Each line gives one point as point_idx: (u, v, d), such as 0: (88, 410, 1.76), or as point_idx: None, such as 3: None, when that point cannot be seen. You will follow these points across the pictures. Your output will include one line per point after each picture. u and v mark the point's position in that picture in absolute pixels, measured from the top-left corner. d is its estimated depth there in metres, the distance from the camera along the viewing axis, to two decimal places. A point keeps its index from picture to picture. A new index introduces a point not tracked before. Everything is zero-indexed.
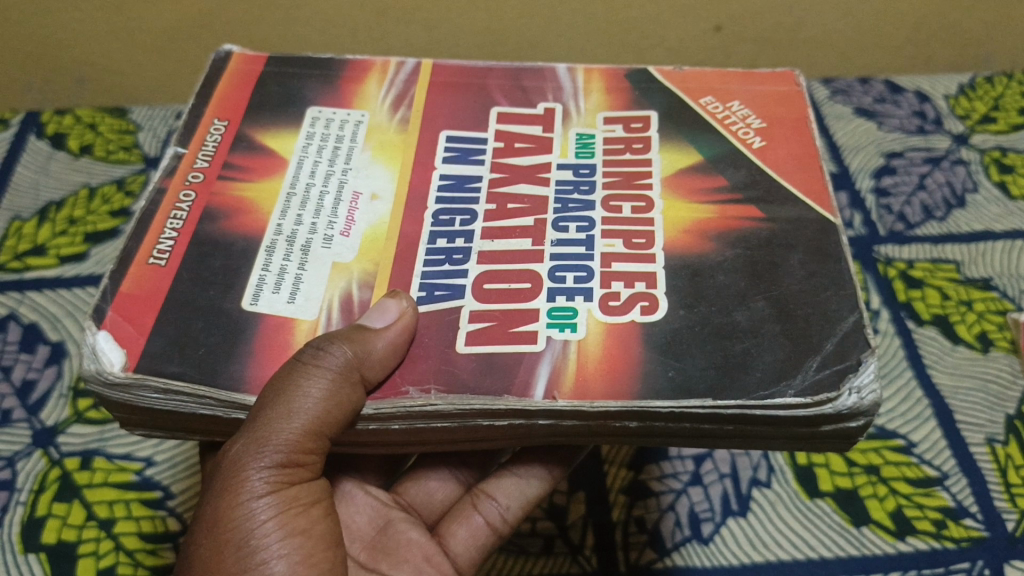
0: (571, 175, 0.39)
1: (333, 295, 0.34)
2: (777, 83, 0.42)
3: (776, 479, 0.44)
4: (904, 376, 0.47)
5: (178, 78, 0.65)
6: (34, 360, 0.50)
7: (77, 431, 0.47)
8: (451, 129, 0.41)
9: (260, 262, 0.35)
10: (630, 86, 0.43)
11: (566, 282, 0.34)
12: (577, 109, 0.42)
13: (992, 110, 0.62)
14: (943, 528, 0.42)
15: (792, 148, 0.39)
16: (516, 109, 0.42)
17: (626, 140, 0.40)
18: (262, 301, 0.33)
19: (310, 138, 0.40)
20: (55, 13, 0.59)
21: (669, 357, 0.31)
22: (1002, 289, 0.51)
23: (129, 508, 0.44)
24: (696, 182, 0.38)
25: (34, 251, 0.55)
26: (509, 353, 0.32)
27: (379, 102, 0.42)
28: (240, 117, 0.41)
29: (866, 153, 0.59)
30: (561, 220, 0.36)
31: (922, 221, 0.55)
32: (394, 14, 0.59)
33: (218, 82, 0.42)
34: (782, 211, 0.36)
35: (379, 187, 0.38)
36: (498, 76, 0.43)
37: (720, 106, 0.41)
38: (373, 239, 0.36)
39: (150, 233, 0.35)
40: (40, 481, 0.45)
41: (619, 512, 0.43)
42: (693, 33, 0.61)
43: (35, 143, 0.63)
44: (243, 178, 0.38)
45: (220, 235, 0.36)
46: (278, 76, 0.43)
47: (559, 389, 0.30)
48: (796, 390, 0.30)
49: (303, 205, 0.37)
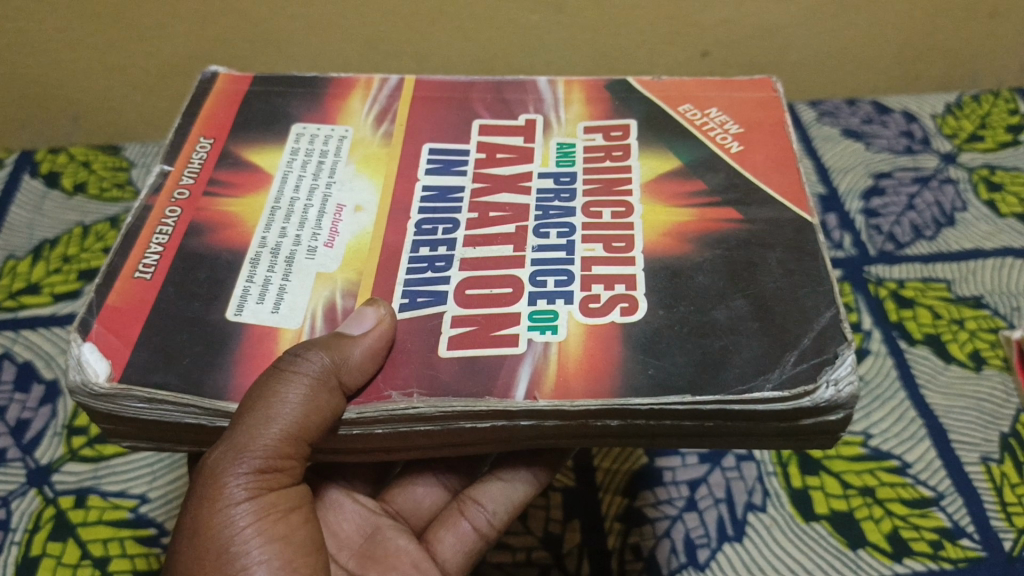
0: (552, 183, 0.39)
1: (317, 304, 0.34)
2: (755, 90, 0.42)
3: (771, 503, 0.44)
4: (897, 397, 0.47)
5: (165, 115, 0.65)
6: (28, 399, 0.50)
7: (71, 469, 0.47)
8: (433, 142, 0.41)
9: (245, 273, 0.35)
10: (609, 96, 0.43)
11: (547, 286, 0.34)
12: (558, 120, 0.42)
13: (980, 128, 0.62)
14: (939, 548, 0.42)
15: (770, 152, 0.39)
16: (498, 121, 0.42)
17: (606, 148, 0.40)
18: (246, 310, 0.33)
19: (294, 152, 0.40)
20: (47, 53, 0.59)
21: (650, 357, 0.31)
22: (993, 307, 0.51)
23: (124, 545, 0.44)
24: (674, 186, 0.38)
25: (27, 289, 0.55)
26: (492, 356, 0.32)
27: (362, 118, 0.42)
28: (225, 134, 0.41)
29: (854, 174, 0.60)
30: (542, 226, 0.36)
31: (911, 240, 0.55)
32: (384, 44, 0.60)
33: (204, 101, 0.43)
34: (760, 212, 0.36)
35: (363, 200, 0.38)
36: (479, 89, 0.44)
37: (699, 113, 0.41)
38: (357, 249, 0.36)
39: (136, 248, 0.35)
40: (34, 520, 0.45)
41: (614, 539, 0.43)
42: (680, 60, 0.62)
43: (29, 182, 0.63)
44: (227, 193, 0.38)
45: (205, 247, 0.36)
46: (263, 93, 0.43)
47: (540, 389, 0.30)
48: (774, 385, 0.30)
49: (287, 217, 0.37)
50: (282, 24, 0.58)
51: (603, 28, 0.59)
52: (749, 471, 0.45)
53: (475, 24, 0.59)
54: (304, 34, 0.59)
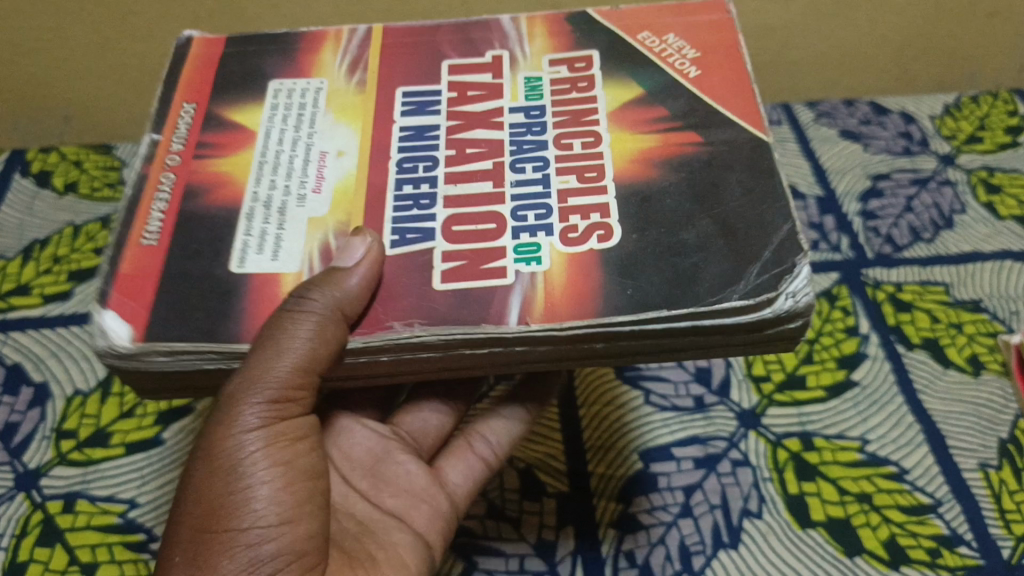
0: (523, 117, 0.38)
1: (312, 247, 0.34)
2: (706, 12, 0.41)
3: (768, 510, 0.43)
4: (895, 402, 0.46)
5: (160, 115, 0.64)
6: (17, 402, 0.49)
7: (59, 473, 0.46)
8: (407, 86, 0.40)
9: (242, 227, 0.34)
10: (572, 29, 0.42)
11: (527, 220, 0.34)
12: (523, 55, 0.41)
13: (978, 129, 0.62)
14: (937, 556, 0.41)
15: (729, 74, 0.38)
16: (465, 60, 0.41)
17: (572, 81, 0.39)
18: (249, 263, 0.33)
19: (275, 108, 0.39)
20: (36, 51, 0.59)
21: (626, 279, 0.31)
22: (992, 311, 0.50)
23: (112, 551, 0.43)
24: (640, 112, 0.37)
25: (17, 291, 0.55)
26: (476, 287, 0.32)
27: (336, 67, 0.41)
28: (206, 97, 0.39)
29: (852, 176, 0.59)
30: (518, 161, 0.36)
31: (909, 243, 0.54)
32: None
33: (184, 65, 0.41)
34: (719, 134, 0.36)
35: (342, 142, 0.37)
36: (446, 32, 0.42)
37: (657, 40, 0.40)
38: (344, 190, 0.35)
39: (139, 218, 0.34)
40: (22, 525, 0.44)
41: (608, 546, 0.43)
42: None
43: (18, 182, 0.62)
44: (215, 155, 0.37)
45: (204, 209, 0.35)
46: (239, 54, 0.41)
47: (530, 312, 0.31)
48: (741, 293, 0.30)
49: (275, 169, 0.36)
50: (275, 21, 0.57)
51: None
52: (745, 477, 0.44)
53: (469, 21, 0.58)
54: (296, 31, 0.58)
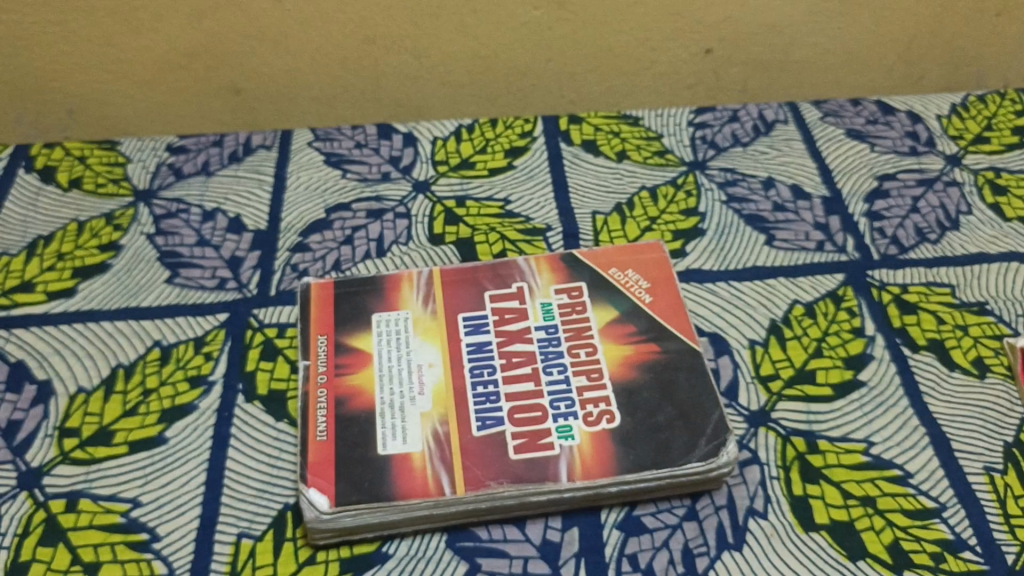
0: (545, 333, 0.48)
1: (427, 430, 0.44)
2: (650, 252, 0.52)
3: (772, 511, 0.42)
4: (901, 405, 0.46)
5: (170, 112, 0.64)
6: (20, 400, 0.48)
7: (62, 472, 0.44)
8: (466, 310, 0.49)
9: (379, 421, 0.44)
10: (567, 263, 0.52)
11: (560, 408, 0.45)
12: (535, 286, 0.51)
13: (985, 129, 0.62)
14: (941, 561, 0.40)
15: (674, 300, 0.49)
16: (500, 290, 0.50)
17: (573, 306, 0.49)
18: (391, 446, 0.43)
19: (380, 339, 0.48)
20: (45, 44, 0.59)
21: (630, 449, 0.43)
22: (997, 314, 0.50)
23: (115, 551, 0.41)
24: (618, 329, 0.48)
25: (21, 287, 0.54)
26: (539, 456, 0.42)
27: (415, 301, 0.50)
28: (335, 330, 0.48)
29: (858, 176, 0.59)
30: (549, 366, 0.46)
31: (915, 244, 0.54)
32: (384, 41, 0.59)
33: (311, 306, 0.50)
34: (672, 344, 0.47)
35: (432, 357, 0.47)
36: (484, 272, 0.51)
37: (621, 275, 0.51)
38: (441, 390, 0.45)
39: (310, 421, 0.44)
40: (24, 524, 0.43)
41: (612, 550, 0.41)
42: (684, 57, 0.62)
43: (23, 177, 0.61)
44: (350, 371, 0.46)
45: (350, 413, 0.44)
46: (351, 292, 0.50)
47: (576, 473, 0.42)
48: (699, 457, 0.42)
49: (390, 379, 0.46)
50: (280, 16, 0.58)
51: (603, 22, 0.59)
52: (751, 476, 0.44)
53: (479, 19, 0.58)
54: (304, 28, 0.58)
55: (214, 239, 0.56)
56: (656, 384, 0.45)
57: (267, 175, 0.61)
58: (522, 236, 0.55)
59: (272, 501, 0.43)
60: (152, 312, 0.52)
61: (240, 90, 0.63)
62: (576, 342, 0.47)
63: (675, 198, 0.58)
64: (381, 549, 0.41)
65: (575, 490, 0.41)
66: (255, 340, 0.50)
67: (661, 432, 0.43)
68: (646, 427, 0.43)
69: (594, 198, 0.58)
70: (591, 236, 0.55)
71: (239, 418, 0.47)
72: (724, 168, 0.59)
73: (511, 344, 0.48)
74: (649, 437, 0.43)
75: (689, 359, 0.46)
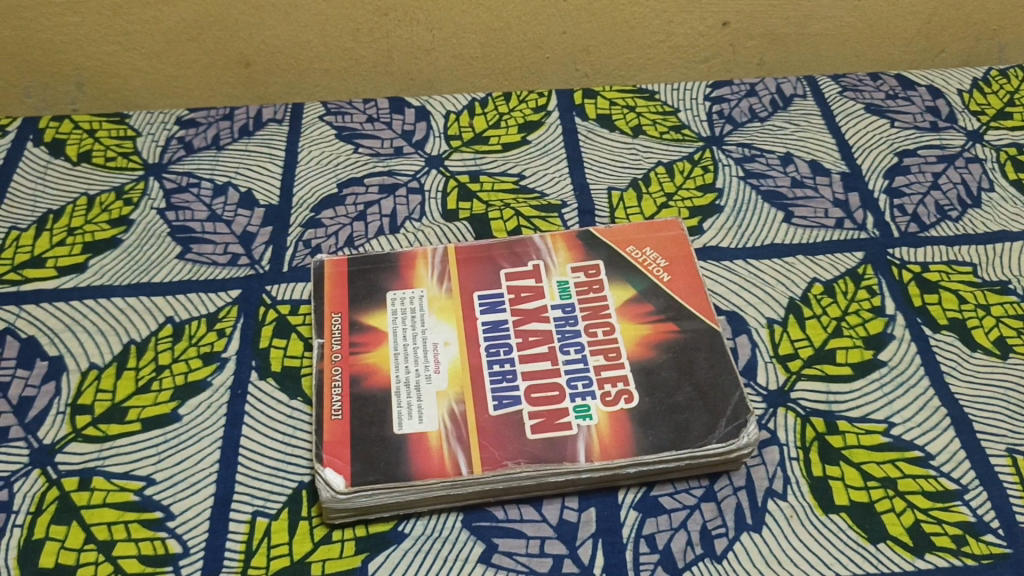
0: (561, 312, 0.47)
1: (443, 410, 0.43)
2: (667, 229, 0.52)
3: (792, 492, 0.42)
4: (921, 385, 0.46)
5: (179, 84, 0.63)
6: (31, 376, 0.47)
7: (75, 449, 0.44)
8: (482, 289, 0.49)
9: (394, 400, 0.44)
10: (583, 241, 0.51)
11: (577, 387, 0.44)
12: (552, 263, 0.50)
13: (1007, 104, 0.61)
14: (962, 544, 0.40)
15: (691, 279, 0.49)
16: (516, 268, 0.50)
17: (590, 285, 0.49)
18: (406, 425, 0.43)
19: (395, 317, 0.47)
20: (54, 14, 0.58)
21: (648, 430, 0.42)
22: (1020, 293, 0.49)
23: (129, 529, 0.41)
24: (636, 309, 0.47)
25: (31, 262, 0.53)
26: (556, 437, 0.42)
27: (429, 279, 0.49)
28: (349, 308, 0.48)
29: (878, 152, 0.58)
30: (566, 345, 0.46)
31: (936, 221, 0.53)
32: (396, 14, 0.59)
33: (324, 283, 0.49)
34: (690, 324, 0.46)
35: (448, 336, 0.46)
36: (499, 250, 0.51)
37: (638, 253, 0.50)
38: (457, 368, 0.45)
39: (325, 398, 0.44)
40: (37, 502, 0.42)
41: (629, 530, 0.41)
42: (701, 29, 0.61)
43: (32, 150, 0.60)
44: (365, 349, 0.46)
45: (365, 391, 0.44)
46: (365, 268, 0.50)
47: (594, 455, 0.41)
48: (718, 439, 0.41)
49: (405, 357, 0.45)
50: None
51: None
52: (770, 457, 0.43)
53: None
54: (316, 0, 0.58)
55: (226, 214, 0.55)
56: (674, 364, 0.45)
57: (278, 149, 0.60)
58: (537, 212, 0.54)
59: (287, 479, 0.43)
60: (163, 288, 0.51)
61: (250, 62, 0.62)
62: (593, 322, 0.47)
63: (692, 172, 0.57)
64: (397, 528, 0.41)
65: (592, 470, 0.41)
66: (267, 316, 0.50)
67: (680, 413, 0.43)
68: (665, 408, 0.43)
69: (609, 173, 0.57)
70: (607, 214, 0.54)
71: (252, 395, 0.46)
72: (742, 144, 0.59)
73: (527, 323, 0.47)
74: (667, 418, 0.42)
75: (706, 339, 0.46)
